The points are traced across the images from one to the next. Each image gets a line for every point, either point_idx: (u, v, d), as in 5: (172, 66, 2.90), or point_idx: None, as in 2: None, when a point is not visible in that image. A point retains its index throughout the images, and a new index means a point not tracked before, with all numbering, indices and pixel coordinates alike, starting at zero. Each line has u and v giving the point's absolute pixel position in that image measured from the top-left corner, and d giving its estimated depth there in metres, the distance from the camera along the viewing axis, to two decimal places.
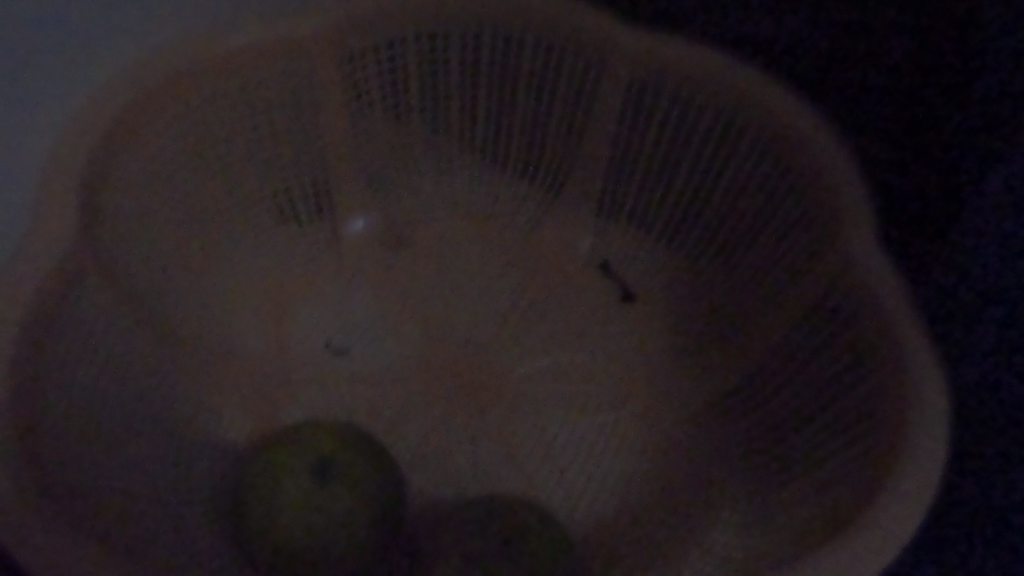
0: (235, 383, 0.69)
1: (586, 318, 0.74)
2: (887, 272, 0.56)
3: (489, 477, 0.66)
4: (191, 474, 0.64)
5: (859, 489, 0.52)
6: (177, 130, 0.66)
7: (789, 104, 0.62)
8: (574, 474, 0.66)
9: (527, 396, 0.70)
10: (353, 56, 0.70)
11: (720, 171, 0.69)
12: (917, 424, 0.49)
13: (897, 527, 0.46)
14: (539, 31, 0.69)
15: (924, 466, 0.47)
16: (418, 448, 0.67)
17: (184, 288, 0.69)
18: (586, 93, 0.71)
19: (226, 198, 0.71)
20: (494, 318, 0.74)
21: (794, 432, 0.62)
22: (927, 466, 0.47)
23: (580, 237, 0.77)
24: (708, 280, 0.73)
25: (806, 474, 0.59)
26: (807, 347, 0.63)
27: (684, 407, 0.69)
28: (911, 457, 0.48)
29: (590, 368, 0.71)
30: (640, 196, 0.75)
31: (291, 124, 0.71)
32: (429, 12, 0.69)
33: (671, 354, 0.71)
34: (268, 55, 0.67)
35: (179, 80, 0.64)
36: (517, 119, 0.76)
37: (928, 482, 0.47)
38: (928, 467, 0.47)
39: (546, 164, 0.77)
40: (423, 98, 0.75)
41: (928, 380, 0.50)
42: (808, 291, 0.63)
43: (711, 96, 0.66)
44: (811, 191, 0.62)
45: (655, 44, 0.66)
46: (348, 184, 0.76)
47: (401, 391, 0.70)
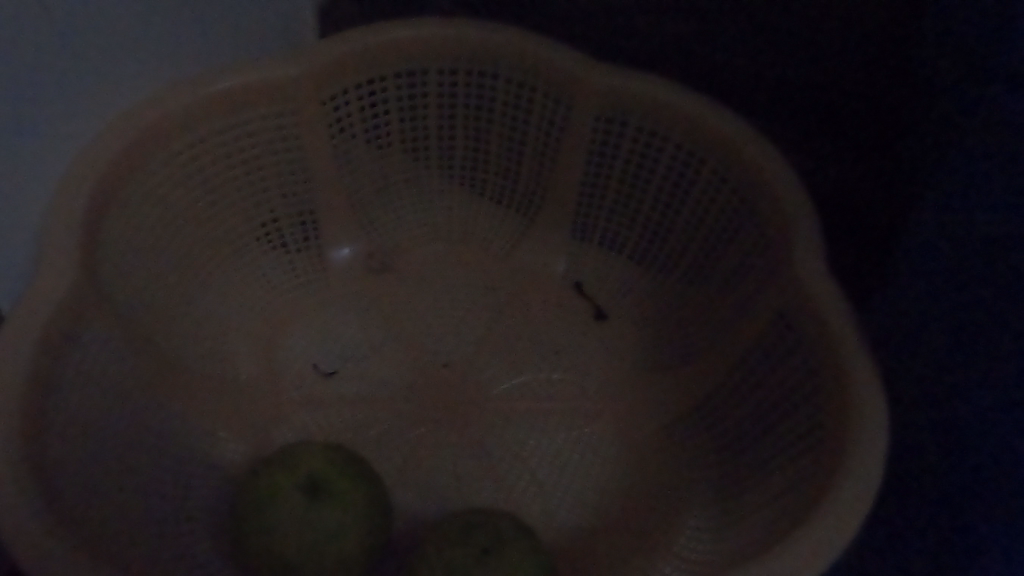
0: (226, 409, 0.73)
1: (561, 337, 0.78)
2: (834, 294, 0.61)
3: (470, 492, 0.70)
4: (183, 495, 0.67)
5: (808, 499, 0.57)
6: (169, 168, 0.70)
7: (742, 137, 0.67)
8: (549, 487, 0.70)
9: (507, 412, 0.74)
10: (336, 93, 0.74)
11: (684, 196, 0.74)
12: (861, 435, 0.54)
13: (831, 544, 0.51)
14: (511, 67, 0.73)
15: (860, 484, 0.52)
16: (403, 466, 0.71)
17: (180, 317, 0.73)
18: (555, 126, 0.76)
19: (216, 231, 0.75)
20: (475, 338, 0.78)
21: (752, 444, 0.67)
22: (863, 482, 0.53)
23: (553, 260, 0.81)
24: (676, 299, 0.77)
25: (762, 484, 0.64)
26: (762, 364, 0.67)
27: (655, 420, 0.73)
28: (854, 465, 0.53)
29: (563, 385, 0.75)
30: (611, 221, 0.79)
31: (277, 158, 0.75)
32: (407, 50, 0.73)
33: (642, 370, 0.76)
34: (254, 95, 0.71)
35: (171, 120, 0.68)
36: (493, 149, 0.80)
37: (868, 487, 0.52)
38: (864, 483, 0.52)
39: (523, 191, 0.81)
40: (403, 131, 0.79)
41: (868, 399, 0.55)
42: (762, 312, 0.68)
43: (671, 128, 0.71)
44: (763, 218, 0.67)
45: (621, 77, 0.71)
46: (334, 214, 0.80)
47: (387, 410, 0.74)
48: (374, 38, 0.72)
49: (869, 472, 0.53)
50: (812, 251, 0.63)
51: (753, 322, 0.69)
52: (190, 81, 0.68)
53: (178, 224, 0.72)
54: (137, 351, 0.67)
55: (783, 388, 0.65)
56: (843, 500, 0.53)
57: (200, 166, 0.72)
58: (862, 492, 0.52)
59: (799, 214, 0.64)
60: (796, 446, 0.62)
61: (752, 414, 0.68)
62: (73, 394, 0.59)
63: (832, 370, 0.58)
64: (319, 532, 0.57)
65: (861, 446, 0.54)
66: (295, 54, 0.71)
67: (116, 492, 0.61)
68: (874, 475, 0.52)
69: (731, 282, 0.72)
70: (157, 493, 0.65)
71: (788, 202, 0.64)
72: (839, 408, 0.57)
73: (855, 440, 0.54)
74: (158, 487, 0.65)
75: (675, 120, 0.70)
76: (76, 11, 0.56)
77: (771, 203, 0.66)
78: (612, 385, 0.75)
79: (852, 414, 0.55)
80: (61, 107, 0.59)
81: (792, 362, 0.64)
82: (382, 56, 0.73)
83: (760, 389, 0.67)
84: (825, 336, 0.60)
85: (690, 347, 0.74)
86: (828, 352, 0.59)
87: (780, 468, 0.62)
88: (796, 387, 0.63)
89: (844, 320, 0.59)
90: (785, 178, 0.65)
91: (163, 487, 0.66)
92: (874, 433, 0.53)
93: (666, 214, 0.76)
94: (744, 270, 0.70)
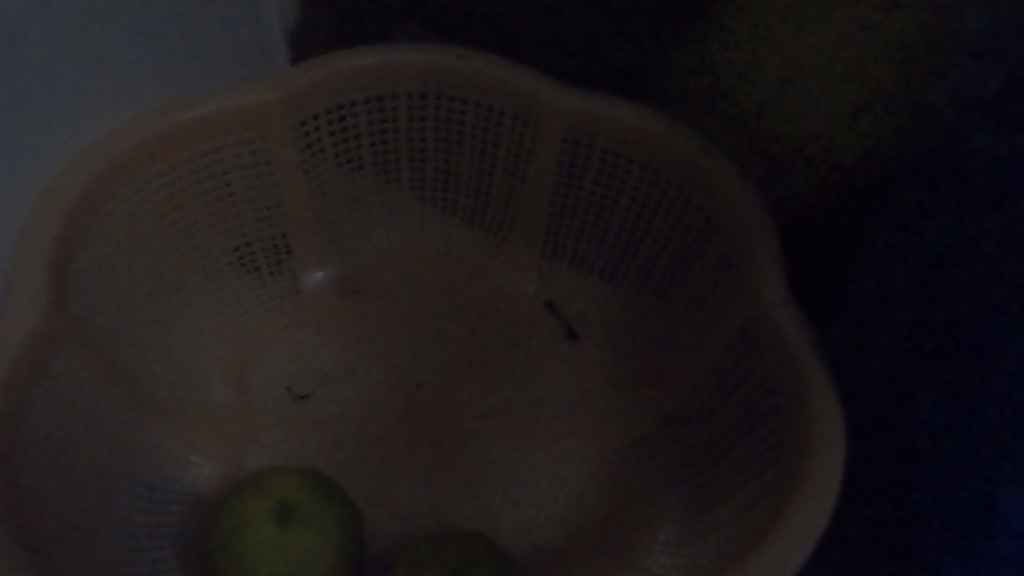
0: (201, 434, 0.73)
1: (533, 355, 0.79)
2: (794, 312, 0.62)
3: (441, 513, 0.71)
4: (156, 520, 0.67)
5: (770, 513, 0.58)
6: (140, 197, 0.70)
7: (703, 159, 0.69)
8: (520, 505, 0.71)
9: (480, 432, 0.75)
10: (307, 118, 0.75)
11: (651, 216, 0.75)
12: (820, 449, 0.55)
13: (791, 558, 0.53)
14: (480, 91, 0.75)
15: (818, 499, 0.54)
16: (376, 488, 0.72)
17: (153, 345, 0.74)
18: (524, 148, 0.77)
19: (188, 255, 0.75)
20: (447, 360, 0.79)
21: (719, 460, 0.68)
22: (821, 497, 0.54)
23: (524, 280, 0.82)
24: (644, 316, 0.78)
25: (728, 499, 0.65)
26: (727, 381, 0.69)
27: (626, 436, 0.74)
28: (813, 479, 0.55)
29: (535, 404, 0.76)
30: (581, 240, 0.80)
31: (248, 183, 0.76)
32: (376, 76, 0.74)
33: (613, 387, 0.77)
34: (223, 122, 0.71)
35: (142, 148, 0.68)
36: (464, 171, 0.81)
37: (826, 501, 0.54)
38: (822, 497, 0.54)
39: (494, 212, 0.82)
40: (374, 154, 0.80)
41: (827, 415, 0.56)
42: (727, 329, 0.69)
43: (636, 150, 0.72)
44: (726, 237, 0.69)
45: (587, 101, 0.72)
46: (307, 237, 0.81)
47: (360, 432, 0.75)
48: (343, 64, 0.73)
49: (829, 485, 0.54)
50: (773, 271, 0.64)
51: (718, 338, 0.70)
52: (158, 111, 0.69)
53: (149, 251, 0.72)
54: (108, 380, 0.68)
55: (747, 404, 0.66)
56: (803, 515, 0.54)
57: (171, 193, 0.72)
58: (819, 507, 0.54)
59: (760, 233, 0.66)
60: (760, 461, 0.63)
61: (718, 430, 0.69)
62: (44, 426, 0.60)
63: (793, 386, 0.60)
64: (292, 557, 0.58)
65: (821, 460, 0.55)
66: (265, 82, 0.72)
67: (84, 524, 0.62)
68: (831, 490, 0.54)
69: (697, 300, 0.73)
70: (131, 520, 0.66)
71: (749, 221, 0.66)
72: (799, 424, 0.59)
73: (814, 455, 0.56)
74: (129, 514, 0.66)
75: (640, 143, 0.72)
76: (37, 45, 0.57)
77: (734, 222, 0.68)
78: (583, 403, 0.76)
79: (812, 427, 0.57)
80: (25, 136, 0.60)
81: (755, 377, 0.65)
82: (352, 82, 0.74)
83: (725, 405, 0.69)
84: (786, 352, 0.62)
85: (658, 363, 0.76)
86: (788, 368, 0.61)
87: (745, 482, 0.64)
88: (760, 403, 0.64)
89: (804, 335, 0.61)
90: (746, 198, 0.66)
91: (136, 512, 0.66)
92: (830, 446, 0.55)
93: (634, 233, 0.77)
94: (709, 288, 0.72)
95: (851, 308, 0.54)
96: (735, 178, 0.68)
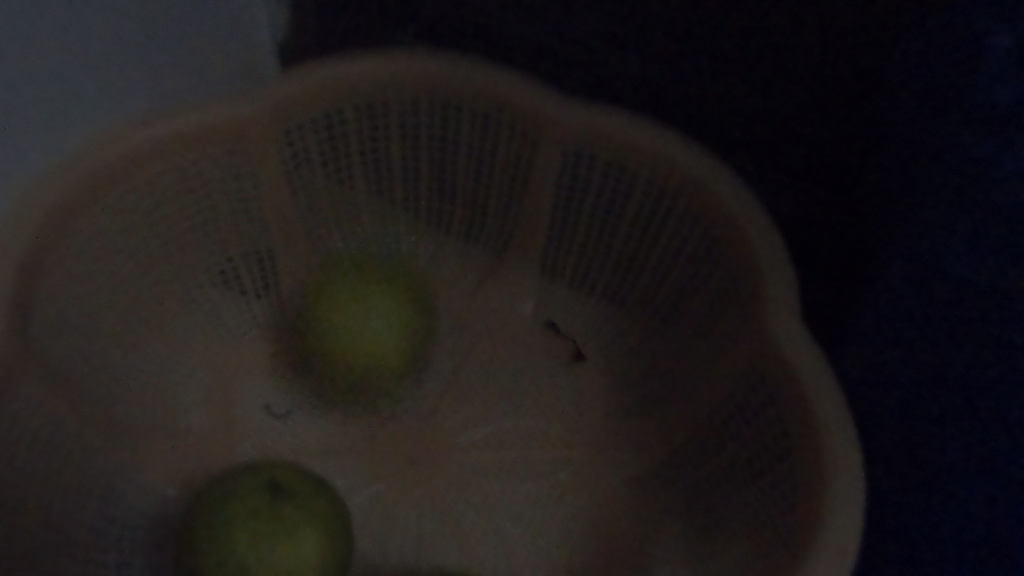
0: (178, 460, 0.70)
1: (529, 380, 0.75)
2: (806, 345, 0.58)
3: (429, 549, 0.68)
4: (121, 552, 0.65)
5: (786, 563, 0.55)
6: (114, 216, 0.67)
7: (710, 179, 0.65)
8: (511, 542, 0.68)
9: (471, 464, 0.71)
10: (293, 130, 0.71)
11: (655, 236, 0.71)
12: (838, 504, 0.52)
13: None
14: (475, 102, 0.70)
15: (838, 554, 0.51)
16: (361, 521, 0.69)
17: (124, 369, 0.71)
18: (523, 162, 0.73)
19: (164, 273, 0.72)
20: (439, 385, 0.75)
21: (727, 498, 0.64)
22: (842, 551, 0.51)
23: (523, 299, 0.78)
24: (649, 342, 0.74)
25: (739, 541, 0.62)
26: (736, 415, 0.65)
27: (627, 470, 0.71)
28: (832, 537, 0.52)
29: (531, 433, 0.72)
30: (582, 258, 0.76)
31: (230, 199, 0.72)
32: (365, 87, 0.70)
33: (613, 417, 0.73)
34: (201, 137, 0.68)
35: (113, 168, 0.65)
36: (459, 186, 0.77)
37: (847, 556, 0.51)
38: (843, 551, 0.51)
39: (491, 229, 0.78)
40: (365, 167, 0.76)
41: (844, 463, 0.52)
42: (736, 359, 0.65)
43: (641, 167, 0.68)
44: (735, 262, 0.64)
45: (587, 114, 0.68)
46: (295, 254, 0.77)
47: (347, 462, 0.71)
48: (330, 74, 0.69)
49: (847, 542, 0.51)
50: (786, 301, 0.60)
51: (725, 369, 0.66)
52: (132, 126, 0.65)
53: (123, 273, 0.69)
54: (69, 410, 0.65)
55: (756, 442, 0.62)
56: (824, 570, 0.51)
57: (148, 212, 0.69)
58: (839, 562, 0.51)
59: (771, 262, 0.61)
60: (771, 507, 0.59)
61: (725, 466, 0.65)
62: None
63: (807, 428, 0.56)
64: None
65: (839, 517, 0.52)
66: (247, 94, 0.68)
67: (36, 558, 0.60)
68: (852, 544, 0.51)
69: (703, 327, 0.69)
70: (88, 551, 0.64)
71: (759, 249, 0.62)
72: (814, 469, 0.55)
73: (833, 511, 0.52)
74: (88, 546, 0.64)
75: (644, 160, 0.68)
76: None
77: (742, 248, 0.63)
78: (581, 433, 0.72)
79: (829, 475, 0.53)
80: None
81: (765, 415, 0.61)
82: (339, 93, 0.70)
83: (733, 442, 0.65)
84: (797, 391, 0.57)
85: (661, 392, 0.72)
86: (800, 409, 0.57)
87: (756, 530, 0.60)
88: (771, 441, 0.60)
89: (819, 374, 0.56)
90: (757, 223, 0.62)
91: (98, 543, 0.65)
92: (848, 500, 0.52)
93: (638, 254, 0.73)
94: (716, 315, 0.68)
95: (870, 347, 0.50)
96: (745, 199, 0.63)
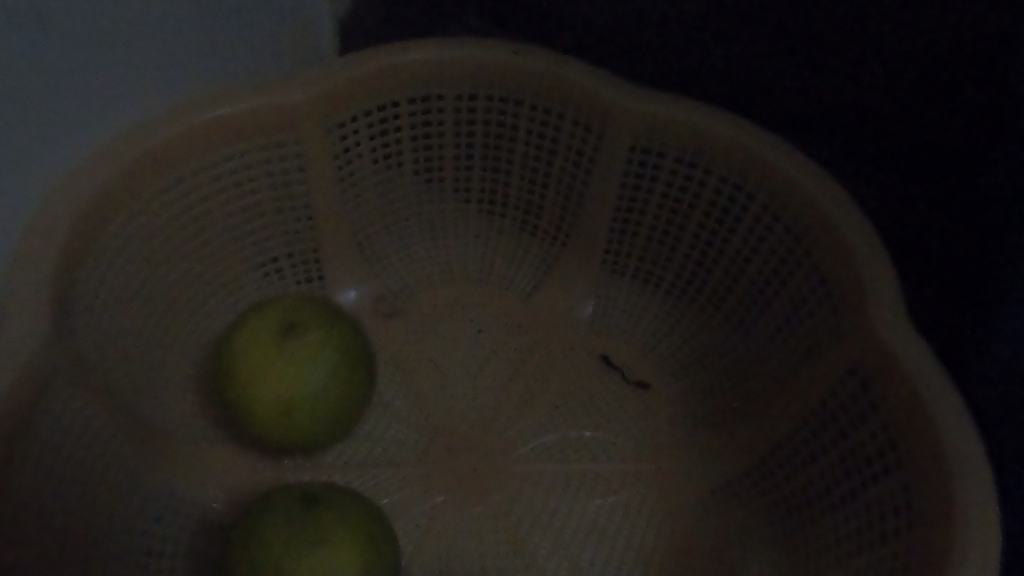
0: (220, 468, 0.66)
1: (591, 385, 0.71)
2: (910, 346, 0.54)
3: (496, 564, 0.63)
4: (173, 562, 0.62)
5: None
6: (156, 206, 0.63)
7: (792, 168, 0.60)
8: (582, 557, 0.63)
9: (533, 478, 0.66)
10: (344, 120, 0.67)
11: (729, 234, 0.66)
12: (968, 528, 0.47)
13: None
14: (536, 92, 0.66)
15: (974, 563, 0.46)
16: (421, 533, 0.64)
17: (166, 375, 0.66)
18: (586, 157, 0.68)
19: (205, 271, 0.68)
20: (496, 393, 0.70)
21: (821, 510, 0.60)
22: (977, 558, 0.46)
23: (582, 302, 0.73)
24: (722, 348, 0.69)
25: (841, 556, 0.57)
26: (827, 420, 0.60)
27: (703, 485, 0.66)
28: (963, 553, 0.46)
29: (597, 443, 0.68)
30: (645, 257, 0.72)
31: (275, 192, 0.68)
32: (422, 74, 0.66)
33: (686, 428, 0.68)
34: (251, 123, 0.64)
35: (157, 155, 0.61)
36: (513, 181, 0.72)
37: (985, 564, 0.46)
38: (977, 559, 0.46)
39: (546, 226, 0.73)
40: (416, 160, 0.71)
41: (967, 465, 0.48)
42: (828, 363, 0.61)
43: (716, 160, 0.64)
44: (823, 257, 0.60)
45: (659, 102, 0.64)
46: (340, 251, 0.72)
47: (403, 476, 0.66)
48: (384, 60, 0.65)
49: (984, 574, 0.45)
50: (886, 294, 0.56)
51: (819, 378, 0.61)
52: (177, 111, 0.61)
53: (164, 269, 0.65)
54: (113, 420, 0.61)
55: (856, 457, 0.58)
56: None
57: (192, 203, 0.65)
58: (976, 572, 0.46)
59: (870, 259, 0.57)
60: (882, 529, 0.54)
61: (816, 478, 0.60)
62: (19, 481, 0.52)
63: (920, 433, 0.52)
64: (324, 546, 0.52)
65: (971, 542, 0.47)
66: (299, 79, 0.64)
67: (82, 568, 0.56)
68: (990, 553, 0.46)
69: (785, 331, 0.64)
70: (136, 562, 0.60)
71: (854, 245, 0.57)
72: (929, 476, 0.51)
73: (962, 536, 0.47)
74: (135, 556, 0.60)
75: (721, 151, 0.63)
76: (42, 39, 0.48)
77: (833, 243, 0.59)
78: (650, 444, 0.68)
79: (951, 480, 0.49)
80: (45, 142, 0.53)
81: (868, 426, 0.57)
82: (393, 80, 0.66)
83: (828, 455, 0.60)
84: (907, 397, 0.53)
85: (739, 401, 0.67)
86: (911, 418, 0.52)
87: (867, 553, 0.55)
88: (874, 448, 0.56)
89: (935, 380, 0.52)
90: (850, 217, 0.58)
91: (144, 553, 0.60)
92: (981, 523, 0.47)
93: (708, 254, 0.68)
94: (803, 318, 0.63)
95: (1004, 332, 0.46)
96: (835, 190, 0.59)
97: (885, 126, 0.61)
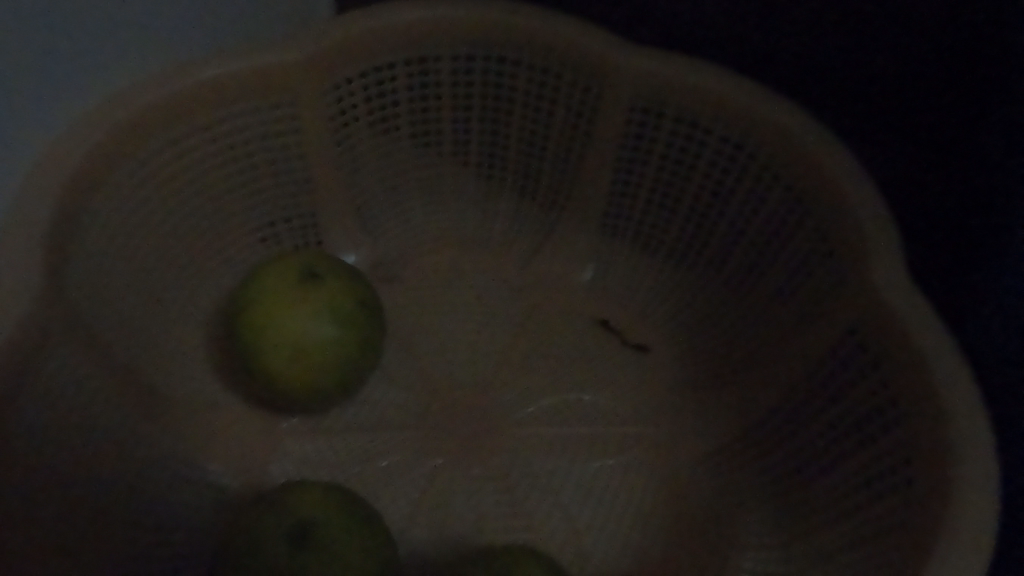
0: (220, 431, 0.66)
1: (590, 349, 0.70)
2: (910, 303, 0.53)
3: (496, 525, 0.63)
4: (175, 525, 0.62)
5: (911, 531, 0.50)
6: (151, 169, 0.62)
7: (792, 126, 0.59)
8: (582, 517, 0.63)
9: (532, 440, 0.66)
10: (339, 82, 0.66)
11: (729, 195, 0.66)
12: (967, 478, 0.47)
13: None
14: (535, 51, 0.65)
15: (973, 512, 0.46)
16: (421, 495, 0.64)
17: (164, 339, 0.66)
18: (585, 118, 0.67)
19: (201, 235, 0.67)
20: (493, 357, 0.70)
21: (821, 468, 0.60)
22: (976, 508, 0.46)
23: (581, 266, 0.73)
24: (722, 311, 0.69)
25: (840, 513, 0.57)
26: (827, 381, 0.60)
27: (703, 446, 0.66)
28: (963, 503, 0.46)
29: (596, 407, 0.68)
30: (643, 219, 0.71)
31: (271, 154, 0.67)
32: (418, 33, 0.65)
33: (685, 390, 0.68)
34: (245, 84, 0.63)
35: (151, 116, 0.60)
36: (511, 144, 0.71)
37: (984, 513, 0.46)
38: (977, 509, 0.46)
39: (545, 190, 0.73)
40: (413, 123, 0.70)
41: (966, 416, 0.48)
42: (828, 322, 0.60)
43: (716, 121, 0.63)
44: (823, 216, 0.59)
45: (658, 61, 0.63)
46: (337, 216, 0.72)
47: (402, 438, 0.66)
48: (378, 20, 0.64)
49: (981, 527, 0.45)
50: (887, 252, 0.55)
51: (818, 337, 0.61)
52: (170, 71, 0.61)
53: (160, 233, 0.65)
54: (112, 383, 0.60)
55: (855, 416, 0.57)
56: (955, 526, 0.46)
57: (188, 166, 0.64)
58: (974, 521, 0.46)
59: (871, 216, 0.56)
60: (881, 485, 0.54)
61: (816, 437, 0.60)
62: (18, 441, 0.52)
63: (920, 389, 0.51)
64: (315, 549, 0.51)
65: (970, 492, 0.46)
66: (293, 39, 0.63)
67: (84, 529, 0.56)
68: (989, 503, 0.46)
69: (785, 292, 0.64)
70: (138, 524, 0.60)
71: (854, 203, 0.57)
72: (927, 431, 0.50)
73: (961, 486, 0.47)
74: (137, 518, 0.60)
75: (722, 109, 0.62)
76: None
77: (834, 201, 0.58)
78: (649, 407, 0.68)
79: (950, 432, 0.48)
80: (32, 99, 0.52)
81: (868, 384, 0.56)
82: (389, 40, 0.65)
83: (828, 414, 0.60)
84: (907, 354, 0.53)
85: (739, 363, 0.67)
86: (910, 373, 0.52)
87: (865, 510, 0.55)
88: (873, 406, 0.56)
89: (934, 336, 0.51)
90: (852, 174, 0.57)
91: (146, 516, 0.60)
92: (980, 473, 0.47)
93: (707, 216, 0.68)
94: (803, 279, 0.63)
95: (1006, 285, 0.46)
96: (836, 147, 0.58)
97: (886, 84, 0.60)
